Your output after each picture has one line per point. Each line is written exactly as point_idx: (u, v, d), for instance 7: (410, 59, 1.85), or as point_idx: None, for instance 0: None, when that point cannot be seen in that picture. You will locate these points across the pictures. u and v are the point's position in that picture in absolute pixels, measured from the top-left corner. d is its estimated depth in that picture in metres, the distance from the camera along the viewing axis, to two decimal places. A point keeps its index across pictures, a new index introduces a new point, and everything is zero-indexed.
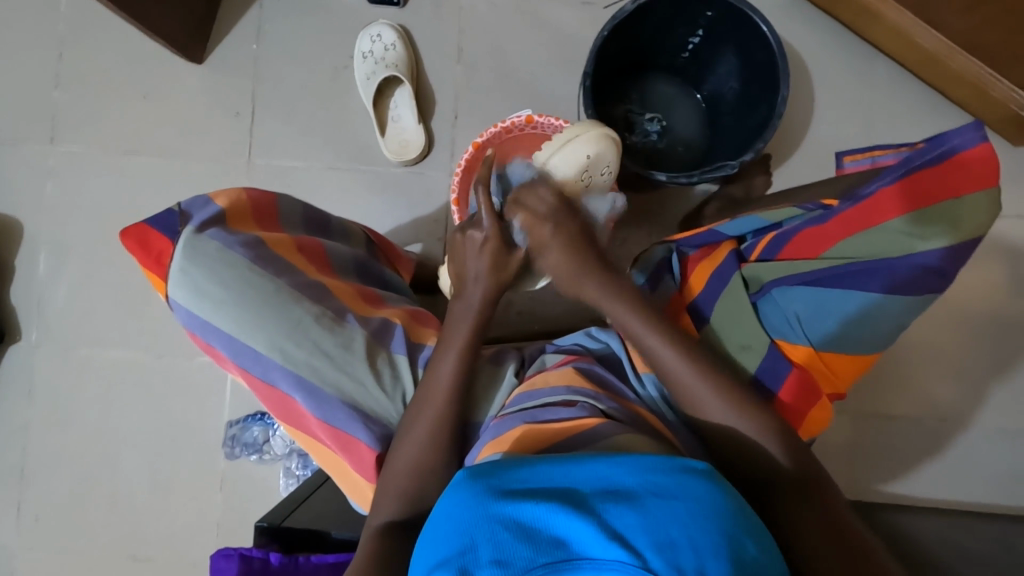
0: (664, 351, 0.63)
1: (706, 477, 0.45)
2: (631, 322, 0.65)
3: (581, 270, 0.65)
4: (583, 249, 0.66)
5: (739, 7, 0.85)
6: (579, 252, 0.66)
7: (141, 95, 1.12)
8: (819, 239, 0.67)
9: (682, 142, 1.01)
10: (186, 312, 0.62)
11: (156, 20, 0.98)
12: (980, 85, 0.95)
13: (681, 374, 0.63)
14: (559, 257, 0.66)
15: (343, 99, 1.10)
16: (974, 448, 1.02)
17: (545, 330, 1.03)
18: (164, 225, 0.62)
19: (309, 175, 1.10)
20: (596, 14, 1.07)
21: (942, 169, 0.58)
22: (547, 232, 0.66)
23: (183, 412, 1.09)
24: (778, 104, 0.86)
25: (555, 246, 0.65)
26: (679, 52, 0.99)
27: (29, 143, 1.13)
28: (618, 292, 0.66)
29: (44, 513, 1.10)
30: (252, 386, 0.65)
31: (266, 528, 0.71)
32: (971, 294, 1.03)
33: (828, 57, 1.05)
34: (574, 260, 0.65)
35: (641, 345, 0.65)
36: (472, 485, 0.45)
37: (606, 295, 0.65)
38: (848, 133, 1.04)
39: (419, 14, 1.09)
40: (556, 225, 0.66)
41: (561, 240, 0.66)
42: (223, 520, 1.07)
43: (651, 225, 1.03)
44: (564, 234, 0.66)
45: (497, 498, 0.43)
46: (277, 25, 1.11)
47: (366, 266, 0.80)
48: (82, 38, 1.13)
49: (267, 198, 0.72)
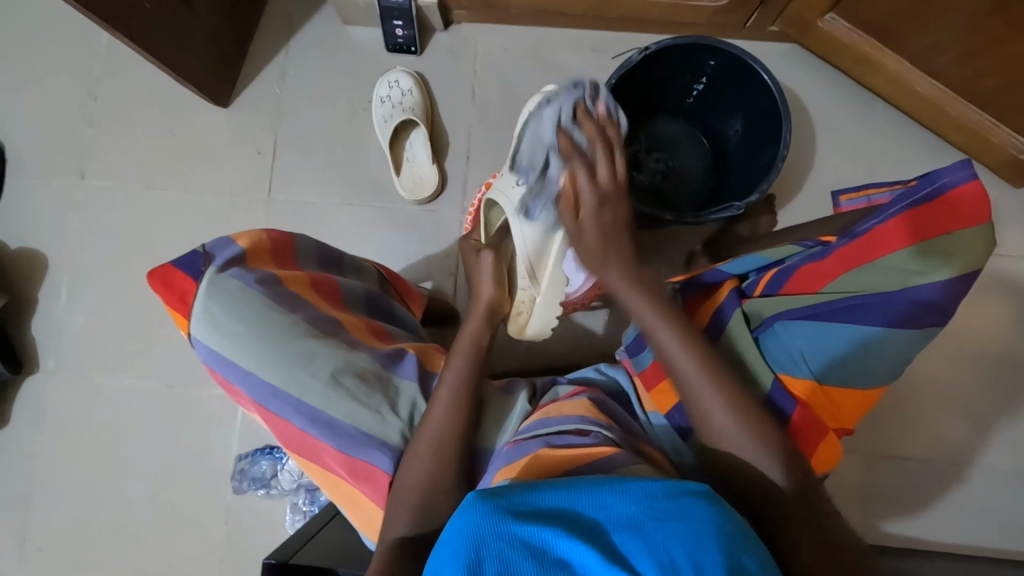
0: (613, 277, 0.67)
1: (708, 500, 0.43)
2: (613, 277, 0.67)
3: (612, 253, 0.66)
4: (620, 233, 0.66)
5: (743, 59, 0.89)
6: (620, 239, 0.66)
7: (168, 133, 1.17)
8: (819, 274, 0.67)
9: (687, 181, 1.05)
10: (207, 349, 0.62)
11: (186, 67, 1.04)
12: (981, 132, 0.98)
13: (729, 432, 0.59)
14: (591, 251, 0.66)
15: (361, 140, 1.14)
16: (991, 492, 1.00)
17: (554, 365, 1.03)
18: (188, 267, 0.62)
19: (325, 210, 1.13)
20: (604, 62, 1.12)
21: (931, 206, 0.61)
22: (590, 206, 0.65)
23: (192, 444, 1.09)
24: (781, 147, 0.88)
25: (594, 224, 0.65)
26: (684, 97, 1.02)
27: (59, 179, 1.17)
28: (664, 309, 0.65)
29: (45, 548, 1.08)
30: (267, 422, 0.65)
31: (274, 564, 0.69)
32: (980, 333, 1.03)
33: (827, 105, 1.09)
34: (607, 242, 0.66)
35: (688, 392, 0.62)
36: (482, 503, 0.43)
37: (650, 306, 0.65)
38: (850, 175, 1.08)
39: (435, 60, 1.15)
40: (603, 205, 0.65)
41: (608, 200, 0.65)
42: (227, 555, 1.05)
43: (658, 262, 1.05)
44: (608, 217, 0.65)
45: (506, 517, 0.42)
46: (300, 70, 1.17)
47: (377, 301, 0.81)
48: (114, 81, 1.19)
49: (285, 238, 0.74)
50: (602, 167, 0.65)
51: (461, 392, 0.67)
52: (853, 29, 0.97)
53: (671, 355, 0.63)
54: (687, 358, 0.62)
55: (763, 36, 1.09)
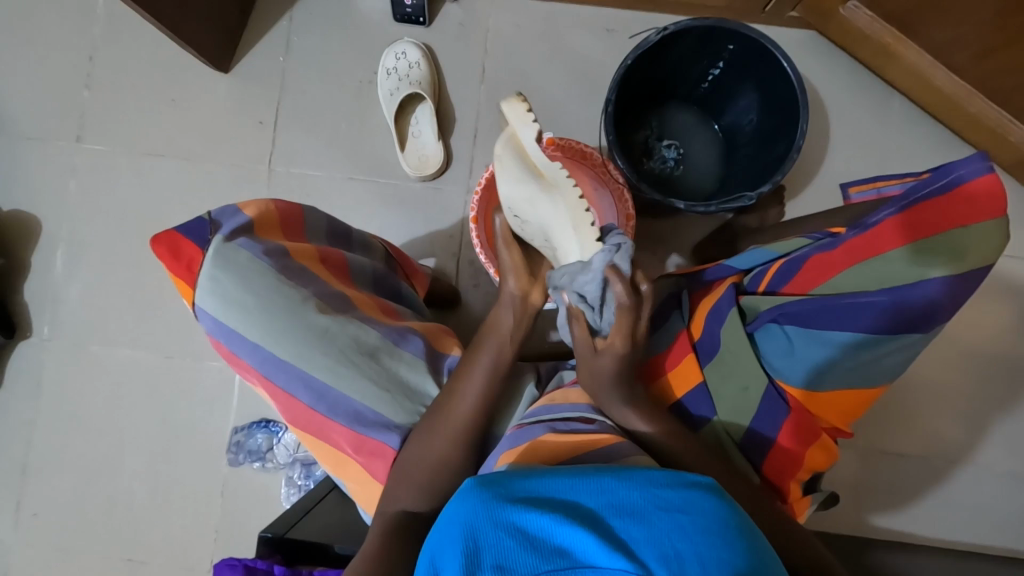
0: (596, 383, 0.64)
1: (711, 491, 0.42)
2: (602, 386, 0.64)
3: (610, 367, 0.63)
4: (622, 370, 0.64)
5: (763, 45, 0.87)
6: (620, 366, 0.63)
7: (168, 100, 1.14)
8: (825, 266, 0.63)
9: (698, 168, 1.04)
10: (213, 320, 0.61)
11: (187, 30, 1.00)
12: (998, 129, 0.96)
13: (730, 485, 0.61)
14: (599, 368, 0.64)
15: (366, 114, 1.12)
16: (979, 491, 1.01)
17: (555, 349, 1.03)
18: (194, 234, 0.60)
19: (327, 184, 1.11)
20: (618, 43, 1.10)
21: (943, 200, 0.56)
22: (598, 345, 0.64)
23: (189, 414, 1.09)
24: (797, 137, 0.86)
25: (595, 360, 0.64)
26: (700, 82, 1.00)
27: (56, 142, 1.15)
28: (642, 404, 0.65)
29: (41, 513, 1.08)
30: (272, 396, 0.65)
31: (270, 538, 0.69)
32: (982, 333, 1.03)
33: (842, 96, 1.07)
34: (617, 370, 0.63)
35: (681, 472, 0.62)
36: (480, 492, 0.43)
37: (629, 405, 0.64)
38: (862, 169, 1.06)
39: (444, 33, 1.12)
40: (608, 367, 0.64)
41: (621, 363, 0.63)
42: (222, 526, 1.06)
43: (664, 249, 1.04)
44: (613, 358, 0.63)
45: (503, 504, 0.42)
46: (305, 39, 1.14)
47: (383, 278, 0.80)
48: (113, 43, 1.16)
49: (293, 208, 0.72)
50: (603, 348, 0.64)
51: (477, 375, 0.66)
52: (876, 19, 0.94)
53: (657, 443, 0.62)
54: (677, 446, 0.62)
55: (783, 22, 1.07)
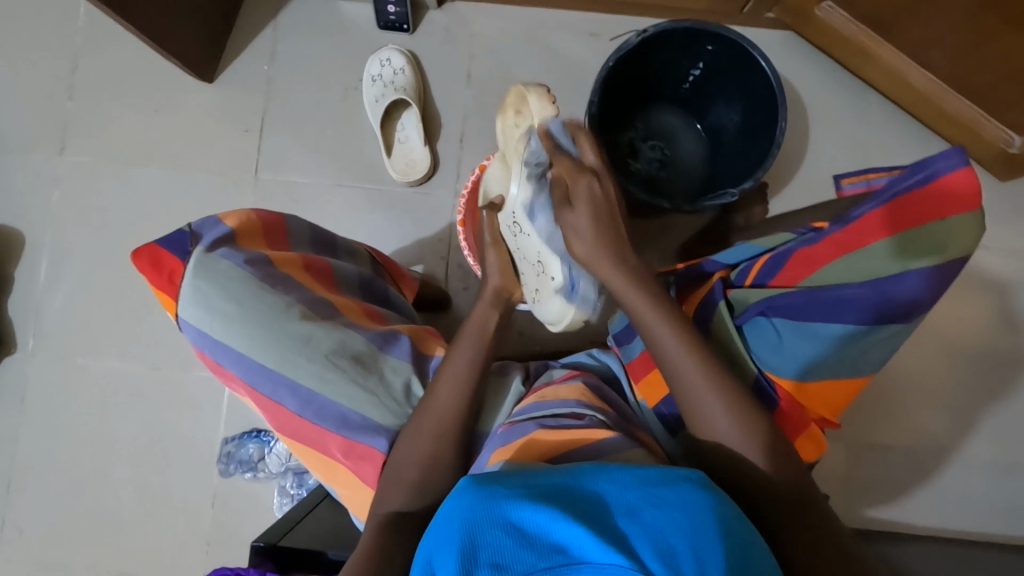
0: (604, 265, 0.63)
1: (706, 489, 0.43)
2: (603, 264, 0.63)
3: (607, 233, 0.63)
4: (606, 216, 0.63)
5: (742, 45, 0.88)
6: (609, 220, 0.63)
7: (152, 109, 1.14)
8: (809, 260, 0.65)
9: (682, 167, 1.06)
10: (196, 331, 0.60)
11: (170, 38, 1.00)
12: (972, 125, 0.98)
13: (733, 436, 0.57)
14: (584, 219, 0.63)
15: (352, 120, 1.12)
16: (965, 479, 1.03)
17: (547, 350, 1.04)
18: (176, 246, 0.60)
19: (315, 190, 1.11)
20: (600, 46, 1.11)
21: (921, 193, 0.57)
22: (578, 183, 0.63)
23: (178, 425, 1.08)
24: (777, 135, 0.88)
25: (581, 205, 0.63)
26: (681, 83, 1.02)
27: (38, 153, 1.14)
28: (659, 301, 0.63)
29: (27, 530, 1.06)
30: (259, 406, 0.64)
31: (262, 547, 0.68)
32: (964, 324, 1.05)
33: (821, 95, 1.09)
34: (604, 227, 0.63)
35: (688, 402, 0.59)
36: (476, 490, 0.44)
37: (644, 299, 0.62)
38: (842, 166, 1.08)
39: (429, 39, 1.13)
40: (589, 214, 0.63)
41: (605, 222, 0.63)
42: (213, 537, 1.05)
43: (651, 248, 1.05)
44: (594, 199, 0.63)
45: (501, 501, 0.42)
46: (290, 46, 1.14)
47: (369, 284, 0.80)
48: (95, 52, 1.15)
49: (275, 218, 0.72)
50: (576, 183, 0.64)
51: (464, 375, 0.67)
52: (850, 19, 0.97)
53: (666, 351, 0.60)
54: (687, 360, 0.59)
55: (761, 23, 1.09)
